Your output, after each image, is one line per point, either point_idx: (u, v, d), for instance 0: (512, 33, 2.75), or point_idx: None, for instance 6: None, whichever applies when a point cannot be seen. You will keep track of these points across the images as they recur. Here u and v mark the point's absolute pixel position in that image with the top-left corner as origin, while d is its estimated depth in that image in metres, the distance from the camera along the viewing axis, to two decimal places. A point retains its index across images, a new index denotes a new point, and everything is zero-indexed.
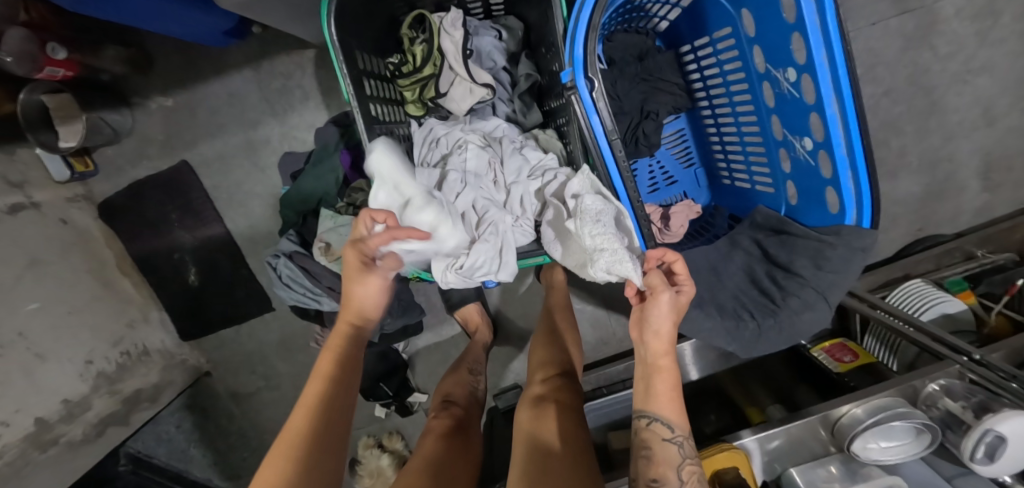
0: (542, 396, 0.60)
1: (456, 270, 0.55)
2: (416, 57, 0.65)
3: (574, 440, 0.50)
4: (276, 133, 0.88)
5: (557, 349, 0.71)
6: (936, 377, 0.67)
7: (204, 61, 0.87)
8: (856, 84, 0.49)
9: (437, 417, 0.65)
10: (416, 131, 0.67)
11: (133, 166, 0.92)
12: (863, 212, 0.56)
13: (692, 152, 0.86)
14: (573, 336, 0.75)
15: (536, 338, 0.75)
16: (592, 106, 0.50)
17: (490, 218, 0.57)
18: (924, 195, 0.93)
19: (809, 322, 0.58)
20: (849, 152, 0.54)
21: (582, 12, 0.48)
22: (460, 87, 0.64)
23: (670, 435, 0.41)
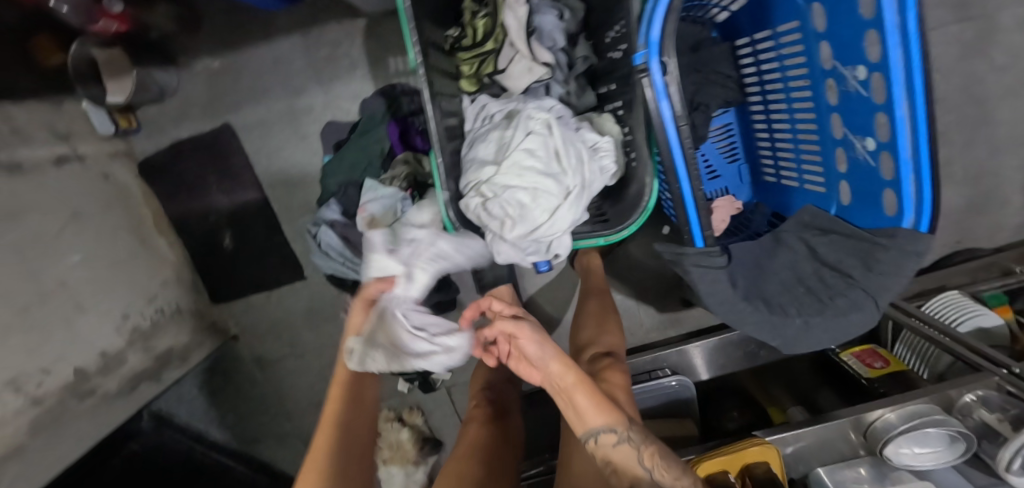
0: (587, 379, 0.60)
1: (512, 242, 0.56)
2: (476, 31, 0.64)
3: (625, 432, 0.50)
4: (321, 101, 0.88)
5: (599, 331, 0.70)
6: (973, 388, 0.67)
7: (252, 24, 0.86)
8: (932, 87, 0.48)
9: (478, 406, 0.65)
10: (469, 107, 0.67)
11: (173, 125, 0.92)
12: (921, 216, 0.56)
13: (736, 147, 0.86)
14: (613, 318, 0.74)
15: (579, 317, 0.74)
16: (663, 90, 0.49)
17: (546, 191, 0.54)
18: (966, 207, 0.92)
19: (854, 323, 0.59)
20: (914, 154, 0.54)
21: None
22: (519, 65, 0.63)
23: (617, 435, 0.44)
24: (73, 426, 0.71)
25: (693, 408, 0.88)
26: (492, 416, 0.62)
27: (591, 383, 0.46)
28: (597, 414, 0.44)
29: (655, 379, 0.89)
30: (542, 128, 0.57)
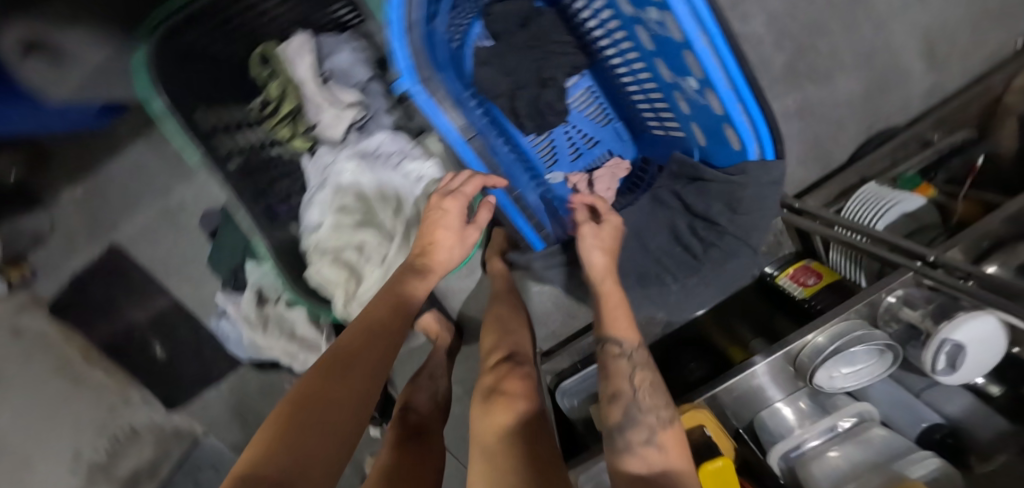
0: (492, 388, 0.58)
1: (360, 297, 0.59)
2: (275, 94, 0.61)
3: (529, 434, 0.49)
4: (190, 195, 0.87)
5: (502, 331, 0.71)
6: (893, 288, 0.61)
7: (97, 142, 0.85)
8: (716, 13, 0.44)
9: (392, 433, 0.65)
10: (309, 165, 0.66)
11: (65, 261, 0.91)
12: (764, 143, 0.52)
13: (607, 108, 0.82)
14: (520, 316, 0.75)
15: (486, 322, 0.74)
16: (434, 108, 0.48)
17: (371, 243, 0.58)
18: (867, 90, 0.87)
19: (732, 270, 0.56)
20: (732, 84, 0.49)
21: None
22: (328, 113, 0.62)
23: (622, 351, 0.51)
24: None
25: None
26: (405, 437, 0.64)
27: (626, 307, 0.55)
28: (623, 328, 0.53)
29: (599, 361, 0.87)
30: (346, 180, 0.60)
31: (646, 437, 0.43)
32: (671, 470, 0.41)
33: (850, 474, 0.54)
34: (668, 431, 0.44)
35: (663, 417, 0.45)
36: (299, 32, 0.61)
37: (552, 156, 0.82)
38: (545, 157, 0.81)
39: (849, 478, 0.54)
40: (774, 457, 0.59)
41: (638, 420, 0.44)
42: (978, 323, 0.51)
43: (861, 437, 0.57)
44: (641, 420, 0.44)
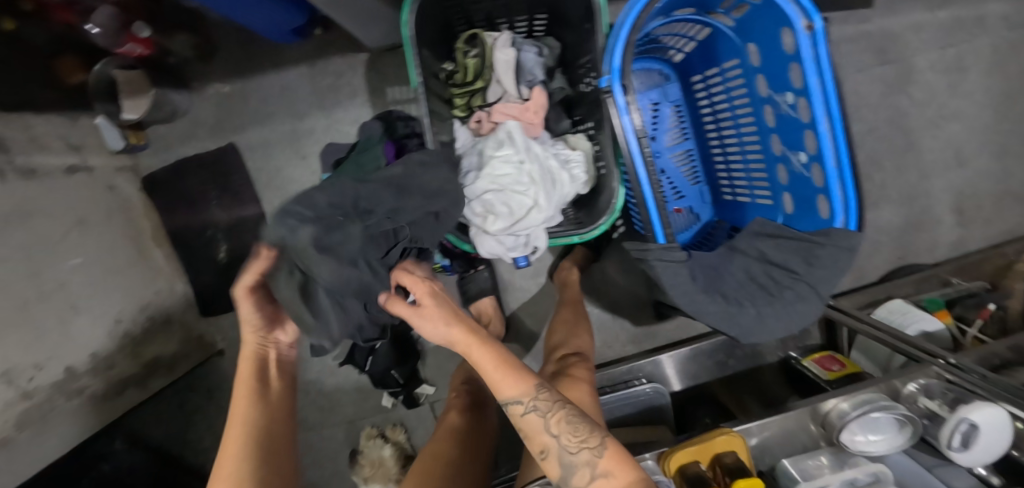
0: (557, 372, 0.66)
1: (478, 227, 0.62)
2: (467, 70, 0.73)
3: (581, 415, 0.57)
4: (321, 125, 0.95)
5: (579, 313, 0.81)
6: (915, 377, 0.73)
7: (262, 54, 0.94)
8: (844, 106, 0.61)
9: (457, 396, 0.77)
10: (460, 132, 0.76)
11: (182, 143, 0.98)
12: (850, 217, 0.65)
13: (698, 171, 0.94)
14: (585, 324, 0.79)
15: (552, 322, 0.79)
16: (624, 107, 0.59)
17: (513, 187, 0.61)
18: (904, 225, 1.03)
19: (809, 299, 0.65)
20: (838, 165, 0.63)
21: (621, 31, 0.58)
22: (505, 101, 0.72)
23: (526, 405, 0.48)
24: (58, 426, 0.72)
25: (666, 415, 0.93)
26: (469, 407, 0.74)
27: (507, 359, 0.50)
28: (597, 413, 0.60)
29: (630, 389, 0.93)
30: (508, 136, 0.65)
31: (523, 408, 0.48)
32: (527, 414, 0.48)
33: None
34: (550, 414, 0.47)
35: (547, 403, 0.48)
36: (504, 30, 0.74)
37: None
38: None
39: None
40: None
41: (523, 417, 0.48)
42: (984, 409, 0.61)
43: None
44: (526, 418, 0.48)
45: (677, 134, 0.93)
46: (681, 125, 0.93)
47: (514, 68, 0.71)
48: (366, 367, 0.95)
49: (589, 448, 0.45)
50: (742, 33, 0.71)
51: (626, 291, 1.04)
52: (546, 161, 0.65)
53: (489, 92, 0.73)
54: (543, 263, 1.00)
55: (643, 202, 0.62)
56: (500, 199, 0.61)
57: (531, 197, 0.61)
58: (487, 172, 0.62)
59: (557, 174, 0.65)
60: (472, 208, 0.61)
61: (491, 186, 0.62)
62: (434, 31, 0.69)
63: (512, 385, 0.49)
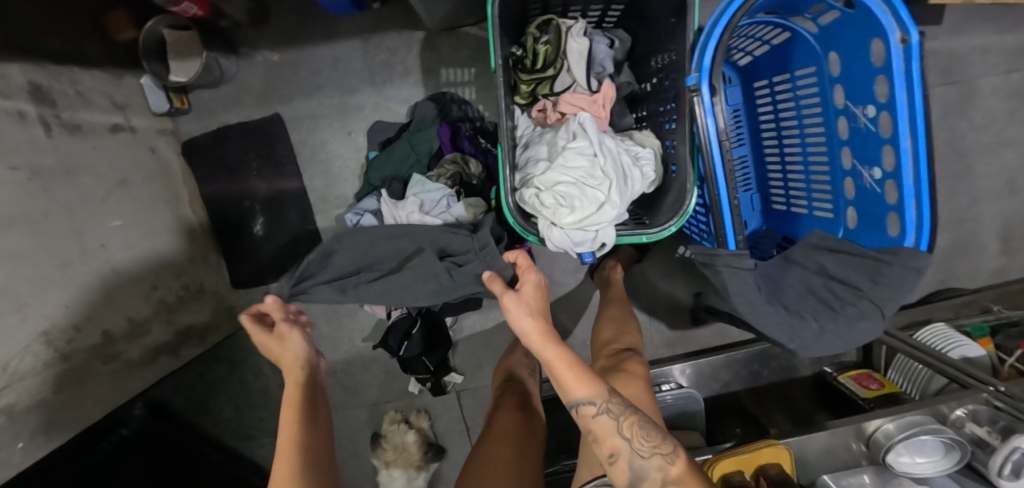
0: (611, 367, 0.65)
1: (547, 218, 0.60)
2: (537, 56, 0.71)
3: (643, 411, 0.56)
4: (371, 102, 0.93)
5: (627, 311, 0.80)
6: (964, 403, 0.73)
7: (315, 24, 0.91)
8: (930, 123, 0.59)
9: (504, 393, 0.76)
10: (522, 120, 0.74)
11: (225, 110, 0.96)
12: (922, 237, 0.64)
13: (750, 178, 0.93)
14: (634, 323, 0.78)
15: (600, 318, 0.78)
16: (711, 108, 0.57)
17: (590, 182, 0.60)
18: (949, 249, 1.02)
19: (872, 318, 0.64)
20: (916, 183, 0.62)
21: (715, 28, 0.56)
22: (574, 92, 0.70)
23: (596, 408, 0.49)
24: (93, 389, 0.71)
25: (697, 421, 0.93)
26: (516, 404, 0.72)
27: (580, 362, 0.51)
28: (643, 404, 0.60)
29: (664, 392, 0.93)
30: (579, 128, 0.63)
31: (594, 410, 0.49)
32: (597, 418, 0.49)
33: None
34: (628, 419, 0.49)
35: (627, 420, 0.49)
36: (577, 18, 0.72)
37: None
38: None
39: None
40: None
41: (596, 421, 0.49)
42: None
43: None
44: (599, 423, 0.49)
45: (732, 139, 0.91)
46: (738, 130, 0.92)
47: (588, 58, 0.69)
48: (400, 352, 0.94)
49: (658, 454, 0.48)
50: (825, 41, 0.69)
51: (663, 293, 1.03)
52: (619, 157, 0.63)
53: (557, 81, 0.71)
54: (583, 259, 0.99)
55: (718, 208, 0.60)
56: (575, 193, 0.59)
57: (606, 193, 0.60)
58: (560, 163, 0.61)
59: (630, 170, 0.63)
60: (544, 199, 0.59)
61: (565, 178, 0.60)
62: (511, 12, 0.67)
63: (574, 378, 0.50)
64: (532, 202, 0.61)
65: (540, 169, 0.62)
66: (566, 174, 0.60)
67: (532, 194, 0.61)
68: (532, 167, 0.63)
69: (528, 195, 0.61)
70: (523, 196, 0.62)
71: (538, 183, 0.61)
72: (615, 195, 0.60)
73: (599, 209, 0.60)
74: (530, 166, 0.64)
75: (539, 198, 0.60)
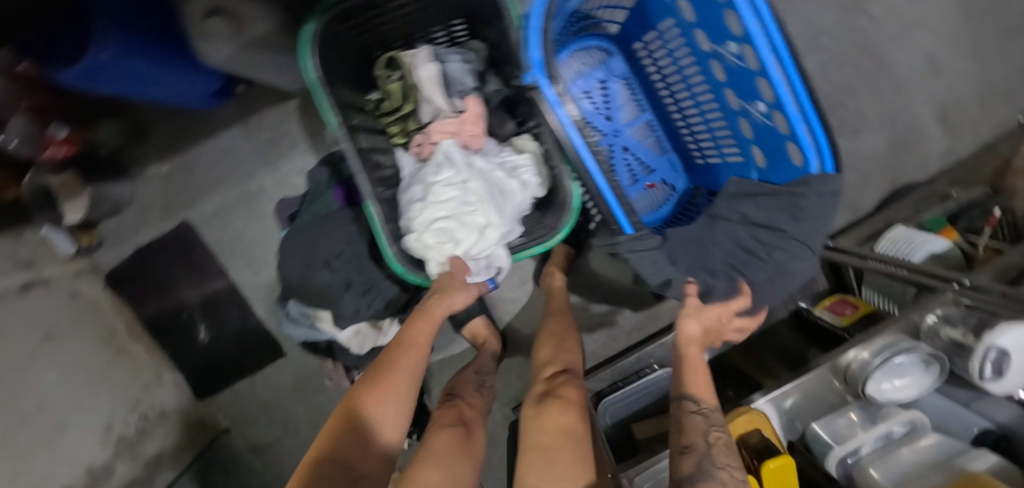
0: (545, 393, 0.65)
1: (435, 259, 0.59)
2: (393, 94, 0.70)
3: (574, 439, 0.57)
4: (269, 183, 0.91)
5: (568, 322, 0.79)
6: (934, 308, 0.69)
7: (192, 124, 0.90)
8: (790, 43, 0.55)
9: (442, 408, 0.68)
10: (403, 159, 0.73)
11: (134, 232, 0.94)
12: (824, 158, 0.60)
13: (663, 141, 0.90)
14: (574, 335, 0.77)
15: (540, 336, 0.77)
16: (556, 100, 0.54)
17: (466, 211, 0.58)
18: (891, 147, 0.98)
19: (795, 258, 0.62)
20: (798, 107, 0.58)
21: (531, 20, 0.53)
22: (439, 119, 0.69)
23: None
24: None
25: None
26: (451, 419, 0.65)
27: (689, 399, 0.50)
28: (701, 389, 0.61)
29: (643, 378, 0.89)
30: (445, 158, 0.62)
31: None
32: None
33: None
34: None
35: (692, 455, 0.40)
36: (422, 45, 0.70)
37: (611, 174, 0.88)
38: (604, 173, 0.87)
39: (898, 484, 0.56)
40: (832, 463, 0.63)
41: None
42: (1011, 331, 0.58)
43: (912, 445, 0.61)
44: None
45: (632, 108, 0.89)
46: (634, 97, 0.89)
47: (442, 82, 0.68)
48: None
49: None
50: None
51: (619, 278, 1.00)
52: (490, 175, 0.62)
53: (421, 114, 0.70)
54: (527, 269, 0.97)
55: (600, 197, 0.58)
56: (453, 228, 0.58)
57: (485, 219, 0.59)
58: (431, 200, 0.59)
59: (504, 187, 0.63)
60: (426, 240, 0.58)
61: (440, 214, 0.58)
62: (348, 62, 0.65)
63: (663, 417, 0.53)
64: (415, 246, 0.59)
65: (416, 208, 0.60)
66: (441, 209, 0.58)
67: (414, 239, 0.59)
68: (409, 207, 0.61)
69: (411, 239, 0.59)
70: (406, 241, 0.60)
71: (417, 226, 0.59)
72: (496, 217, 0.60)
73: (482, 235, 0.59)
74: (407, 206, 0.62)
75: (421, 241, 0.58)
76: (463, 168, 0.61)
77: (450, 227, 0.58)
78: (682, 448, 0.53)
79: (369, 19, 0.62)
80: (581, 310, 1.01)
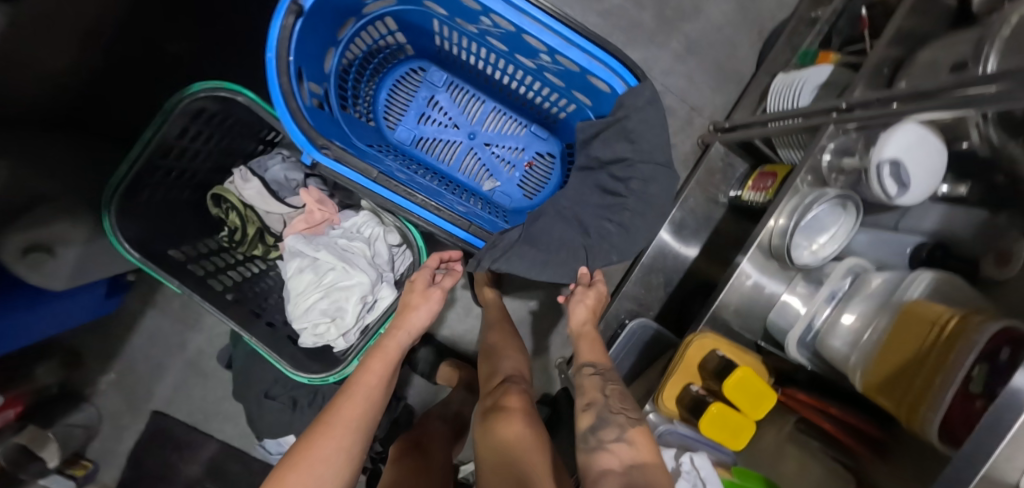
0: (490, 406, 0.61)
1: (324, 334, 0.63)
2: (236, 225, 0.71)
3: (525, 448, 0.51)
4: (204, 340, 0.95)
5: (508, 329, 0.78)
6: (826, 145, 0.63)
7: (115, 326, 0.94)
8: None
9: (400, 443, 0.67)
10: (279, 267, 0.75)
11: (118, 442, 0.97)
12: (623, 75, 0.58)
13: (518, 118, 0.87)
14: (515, 340, 0.76)
15: (482, 351, 0.75)
16: (339, 164, 0.56)
17: (324, 284, 0.62)
18: (738, 3, 0.94)
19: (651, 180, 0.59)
20: (569, 41, 0.56)
21: (277, 107, 0.54)
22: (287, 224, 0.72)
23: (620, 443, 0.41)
24: None
25: (666, 337, 0.85)
26: (406, 451, 0.64)
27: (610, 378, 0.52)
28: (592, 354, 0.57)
29: (617, 341, 0.86)
30: (290, 253, 0.65)
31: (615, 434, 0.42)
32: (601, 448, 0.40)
33: (880, 339, 0.51)
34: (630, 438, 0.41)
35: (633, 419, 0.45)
36: (239, 164, 0.72)
37: (488, 175, 0.87)
38: (480, 178, 0.86)
39: (860, 337, 0.54)
40: (794, 347, 0.61)
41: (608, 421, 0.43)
42: (894, 138, 0.53)
43: (863, 291, 0.57)
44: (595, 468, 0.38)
45: (473, 106, 0.87)
46: (470, 95, 0.86)
47: (268, 192, 0.70)
48: None
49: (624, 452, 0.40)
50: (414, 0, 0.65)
51: None
52: (336, 245, 0.65)
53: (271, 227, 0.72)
54: (466, 295, 0.96)
55: (431, 225, 0.60)
56: (321, 302, 0.62)
57: (345, 280, 0.63)
58: (294, 293, 0.63)
59: (355, 261, 0.64)
60: (306, 323, 0.62)
61: (305, 298, 0.62)
62: (176, 220, 0.68)
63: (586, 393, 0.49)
64: (304, 334, 0.63)
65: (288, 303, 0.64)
66: (303, 294, 0.63)
67: (299, 327, 0.63)
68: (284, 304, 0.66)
69: (299, 331, 0.64)
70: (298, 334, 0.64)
71: (294, 316, 0.63)
72: (352, 271, 0.63)
73: (350, 294, 0.63)
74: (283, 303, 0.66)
75: (305, 327, 0.63)
76: (306, 250, 0.64)
77: (318, 303, 0.62)
78: (582, 405, 0.47)
79: (167, 176, 0.65)
80: (538, 304, 0.98)
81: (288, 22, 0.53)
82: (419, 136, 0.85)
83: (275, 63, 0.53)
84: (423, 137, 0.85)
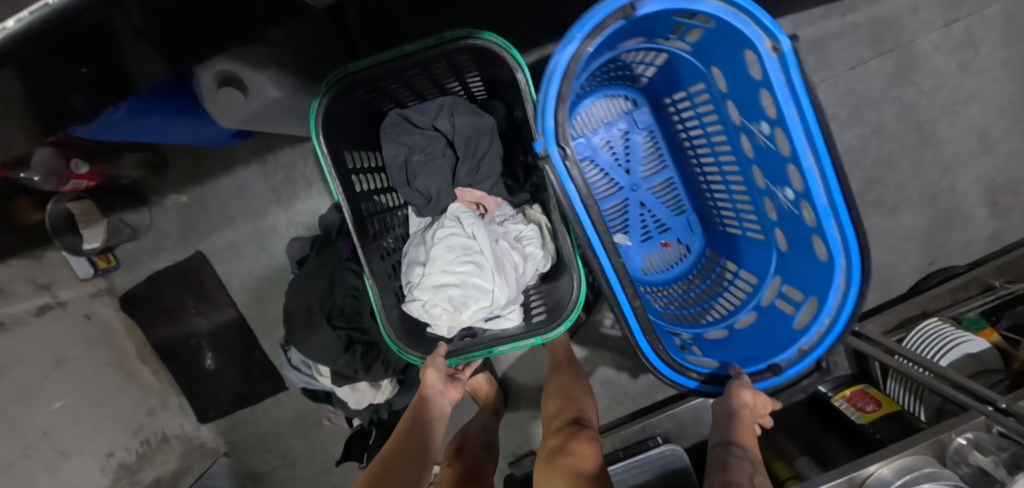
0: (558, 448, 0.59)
1: (444, 307, 0.61)
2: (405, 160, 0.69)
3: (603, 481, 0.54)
4: (283, 221, 0.93)
5: (574, 375, 0.76)
6: (963, 429, 0.62)
7: (213, 159, 0.92)
8: (828, 134, 0.52)
9: (450, 466, 0.70)
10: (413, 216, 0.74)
11: (151, 258, 0.96)
12: (851, 257, 0.57)
13: (682, 199, 0.86)
14: (584, 387, 0.73)
15: (547, 391, 0.74)
16: (566, 174, 0.54)
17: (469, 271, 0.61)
18: (931, 226, 0.92)
19: (811, 360, 0.60)
20: (829, 201, 0.55)
21: (550, 87, 0.52)
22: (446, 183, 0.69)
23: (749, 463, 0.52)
24: None
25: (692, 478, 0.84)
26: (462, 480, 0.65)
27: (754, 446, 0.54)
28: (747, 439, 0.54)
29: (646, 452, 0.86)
30: (455, 223, 0.64)
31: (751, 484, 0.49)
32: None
33: None
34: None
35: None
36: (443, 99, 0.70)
37: (624, 228, 0.84)
38: (616, 226, 0.84)
39: None
40: None
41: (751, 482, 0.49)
42: None
43: None
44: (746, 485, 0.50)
45: (654, 162, 0.85)
46: (658, 152, 0.85)
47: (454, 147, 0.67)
48: (364, 459, 0.90)
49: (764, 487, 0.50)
50: (704, 59, 0.66)
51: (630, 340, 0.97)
52: (498, 246, 0.64)
53: (394, 179, 0.70)
54: None
55: (601, 276, 0.56)
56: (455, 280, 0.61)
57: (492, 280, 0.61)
58: (437, 261, 0.62)
59: (506, 271, 0.63)
60: (429, 297, 0.61)
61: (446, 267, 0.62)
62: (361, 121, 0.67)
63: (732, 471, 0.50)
64: (422, 302, 0.62)
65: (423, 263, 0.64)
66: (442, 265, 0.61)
67: (425, 300, 0.62)
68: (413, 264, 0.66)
69: (419, 294, 0.62)
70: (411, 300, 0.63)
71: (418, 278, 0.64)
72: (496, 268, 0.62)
73: (480, 290, 0.61)
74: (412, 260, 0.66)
75: (430, 303, 0.61)
76: (472, 230, 0.63)
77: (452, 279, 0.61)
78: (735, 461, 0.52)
79: (384, 85, 0.64)
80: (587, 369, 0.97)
81: (609, 21, 0.51)
82: (591, 157, 0.82)
83: (576, 49, 0.52)
84: (594, 160, 0.83)
